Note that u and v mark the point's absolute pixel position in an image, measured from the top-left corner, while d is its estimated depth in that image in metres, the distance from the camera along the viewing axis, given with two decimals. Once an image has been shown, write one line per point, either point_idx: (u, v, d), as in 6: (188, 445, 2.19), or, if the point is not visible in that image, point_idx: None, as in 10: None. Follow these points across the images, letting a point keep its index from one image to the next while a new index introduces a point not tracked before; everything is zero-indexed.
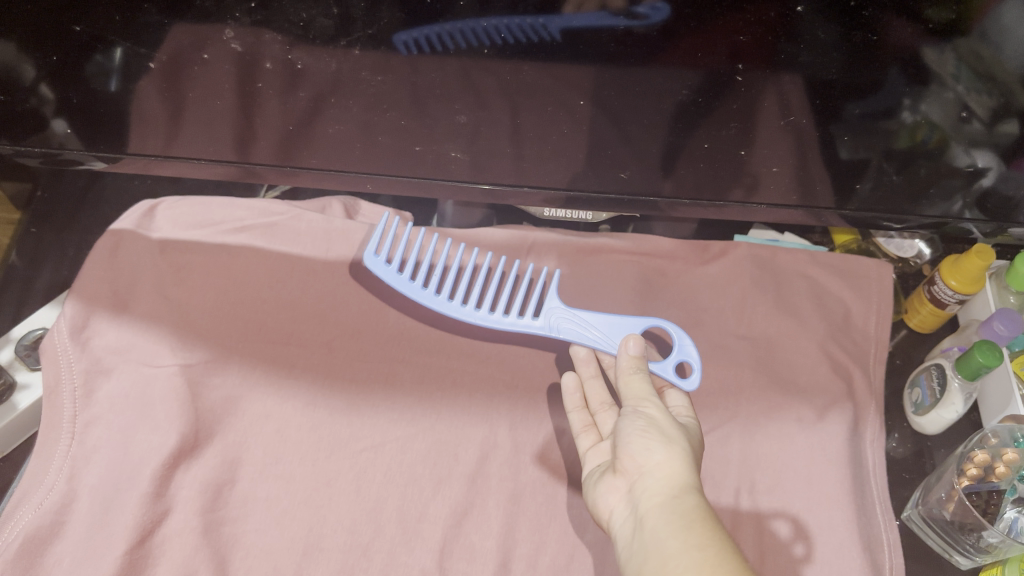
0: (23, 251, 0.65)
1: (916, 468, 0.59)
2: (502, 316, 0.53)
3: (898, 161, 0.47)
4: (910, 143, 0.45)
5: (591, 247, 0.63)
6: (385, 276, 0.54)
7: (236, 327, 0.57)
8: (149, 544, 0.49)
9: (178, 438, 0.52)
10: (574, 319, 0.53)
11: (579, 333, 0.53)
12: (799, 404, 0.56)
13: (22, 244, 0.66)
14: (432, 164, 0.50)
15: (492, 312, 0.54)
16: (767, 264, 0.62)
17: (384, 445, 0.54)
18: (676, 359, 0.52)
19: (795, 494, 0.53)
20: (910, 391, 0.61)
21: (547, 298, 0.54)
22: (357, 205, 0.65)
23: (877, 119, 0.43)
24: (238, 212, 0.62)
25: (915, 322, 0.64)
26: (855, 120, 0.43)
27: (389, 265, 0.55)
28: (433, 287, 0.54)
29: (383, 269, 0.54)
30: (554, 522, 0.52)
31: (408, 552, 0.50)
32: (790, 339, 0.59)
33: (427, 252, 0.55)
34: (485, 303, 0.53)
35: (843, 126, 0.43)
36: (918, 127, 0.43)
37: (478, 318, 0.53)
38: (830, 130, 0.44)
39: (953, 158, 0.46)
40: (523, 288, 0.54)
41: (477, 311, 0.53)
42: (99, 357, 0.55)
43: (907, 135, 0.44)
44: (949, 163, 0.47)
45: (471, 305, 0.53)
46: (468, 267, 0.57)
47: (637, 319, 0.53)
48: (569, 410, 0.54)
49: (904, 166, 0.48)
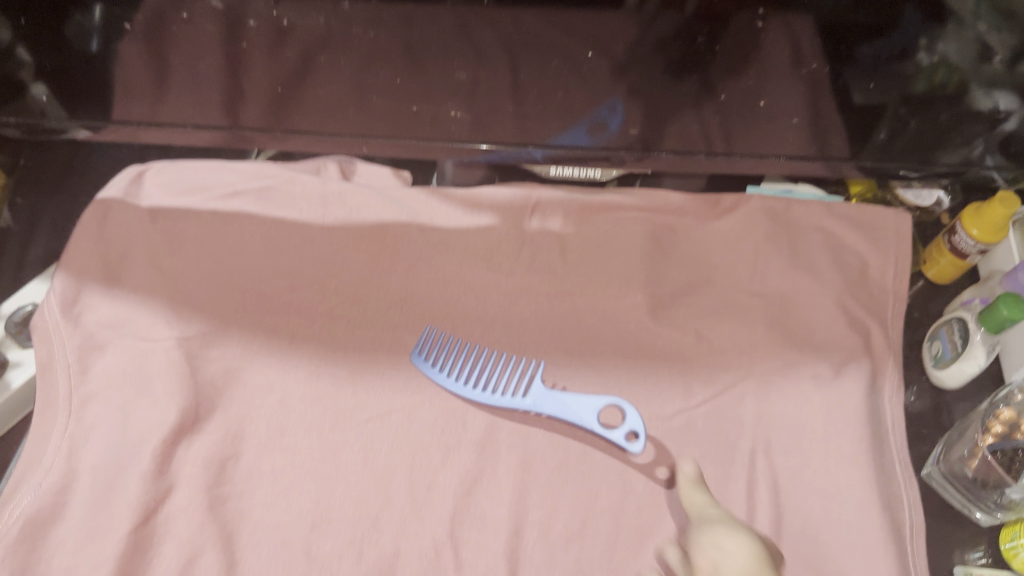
0: (20, 222, 0.64)
1: (935, 423, 0.57)
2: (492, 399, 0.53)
3: (917, 107, 0.45)
4: (928, 87, 0.43)
5: (598, 204, 0.60)
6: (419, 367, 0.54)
7: (233, 297, 0.55)
8: (154, 522, 0.48)
9: (179, 413, 0.51)
10: (559, 399, 0.52)
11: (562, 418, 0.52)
12: (814, 361, 0.55)
13: (18, 215, 0.64)
14: (431, 123, 0.46)
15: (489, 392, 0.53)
16: (781, 217, 0.60)
17: (390, 415, 0.52)
18: (625, 431, 0.51)
19: (811, 455, 0.52)
20: (929, 344, 0.59)
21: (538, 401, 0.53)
22: (352, 166, 0.63)
23: (894, 62, 0.41)
24: (229, 176, 0.60)
25: (933, 274, 0.62)
26: (871, 64, 0.41)
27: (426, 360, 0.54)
28: (456, 373, 0.54)
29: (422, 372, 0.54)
30: (567, 488, 0.51)
31: (418, 522, 0.49)
32: (807, 295, 0.57)
33: (462, 348, 0.55)
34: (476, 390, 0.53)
35: (858, 71, 0.41)
36: (936, 70, 0.41)
37: (479, 397, 0.53)
38: (844, 76, 0.42)
39: (974, 102, 0.44)
40: (515, 369, 0.54)
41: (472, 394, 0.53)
42: (94, 333, 0.54)
43: (926, 79, 0.42)
44: (969, 107, 0.45)
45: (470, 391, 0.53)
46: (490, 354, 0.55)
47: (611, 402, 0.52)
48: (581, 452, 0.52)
49: (923, 113, 0.45)
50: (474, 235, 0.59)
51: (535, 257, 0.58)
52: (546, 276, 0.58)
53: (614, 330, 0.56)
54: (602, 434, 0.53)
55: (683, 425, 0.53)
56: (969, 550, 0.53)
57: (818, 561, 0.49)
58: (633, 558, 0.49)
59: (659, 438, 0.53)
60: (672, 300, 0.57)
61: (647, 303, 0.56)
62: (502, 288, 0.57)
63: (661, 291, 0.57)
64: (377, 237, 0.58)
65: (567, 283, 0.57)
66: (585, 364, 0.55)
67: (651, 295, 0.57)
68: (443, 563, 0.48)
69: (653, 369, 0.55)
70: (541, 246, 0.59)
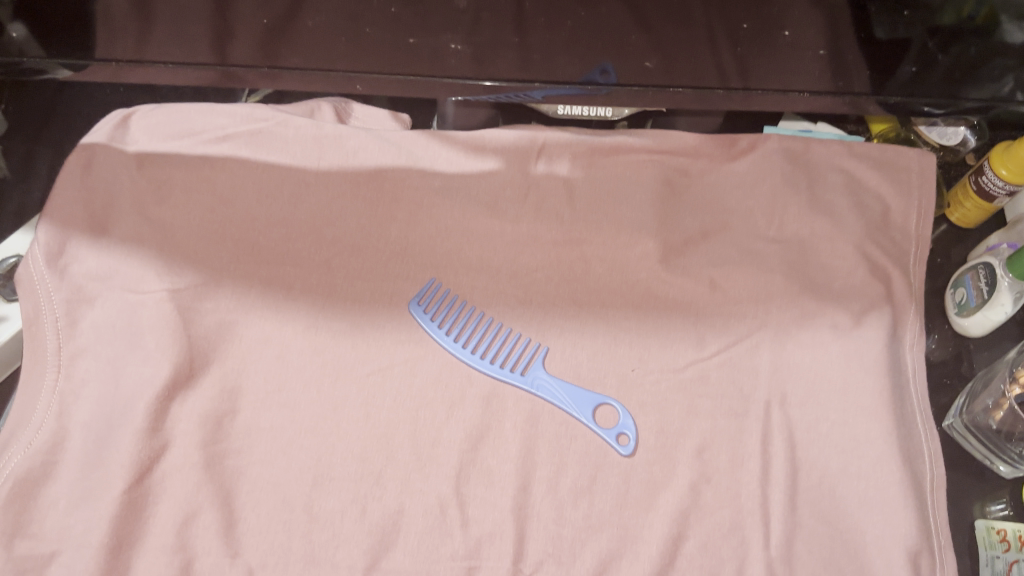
0: (13, 169, 0.63)
1: (956, 372, 0.55)
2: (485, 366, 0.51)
3: (944, 40, 0.39)
4: (956, 19, 0.38)
5: (608, 147, 0.57)
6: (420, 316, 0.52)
7: (226, 247, 0.53)
8: (149, 481, 0.47)
9: (172, 368, 0.49)
10: (560, 384, 0.51)
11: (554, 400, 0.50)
12: (834, 309, 0.52)
13: (11, 162, 0.63)
14: (429, 59, 0.41)
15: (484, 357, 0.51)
16: (800, 158, 0.57)
17: (392, 368, 0.51)
18: (617, 430, 0.49)
19: (830, 407, 0.50)
20: (952, 292, 0.57)
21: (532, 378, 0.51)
22: (348, 109, 0.61)
23: None
24: (220, 119, 0.57)
25: (957, 218, 0.59)
26: None
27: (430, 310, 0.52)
28: (456, 334, 0.51)
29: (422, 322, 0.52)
30: (576, 442, 0.49)
31: (423, 478, 0.48)
32: (827, 241, 0.54)
33: (465, 309, 0.52)
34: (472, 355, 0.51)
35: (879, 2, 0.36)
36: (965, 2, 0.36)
37: (472, 361, 0.51)
38: (866, 7, 0.37)
39: (1007, 35, 0.39)
40: (514, 343, 0.51)
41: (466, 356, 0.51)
42: (82, 285, 0.52)
43: (953, 11, 0.37)
44: (1001, 40, 0.39)
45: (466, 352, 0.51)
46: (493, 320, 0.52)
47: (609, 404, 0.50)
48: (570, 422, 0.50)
49: (950, 47, 0.40)
50: (477, 180, 0.56)
51: (542, 203, 0.56)
52: (553, 223, 0.55)
53: (625, 280, 0.54)
54: (612, 385, 0.51)
55: (696, 377, 0.51)
56: (991, 502, 0.52)
57: (836, 516, 0.48)
58: (644, 514, 0.47)
59: (672, 390, 0.51)
60: (685, 248, 0.54)
61: (658, 252, 0.54)
62: (507, 236, 0.55)
63: (673, 238, 0.55)
64: (376, 182, 0.55)
65: (575, 231, 0.55)
66: (594, 315, 0.53)
67: (662, 242, 0.54)
68: (448, 520, 0.47)
69: (666, 319, 0.52)
70: (548, 192, 0.56)
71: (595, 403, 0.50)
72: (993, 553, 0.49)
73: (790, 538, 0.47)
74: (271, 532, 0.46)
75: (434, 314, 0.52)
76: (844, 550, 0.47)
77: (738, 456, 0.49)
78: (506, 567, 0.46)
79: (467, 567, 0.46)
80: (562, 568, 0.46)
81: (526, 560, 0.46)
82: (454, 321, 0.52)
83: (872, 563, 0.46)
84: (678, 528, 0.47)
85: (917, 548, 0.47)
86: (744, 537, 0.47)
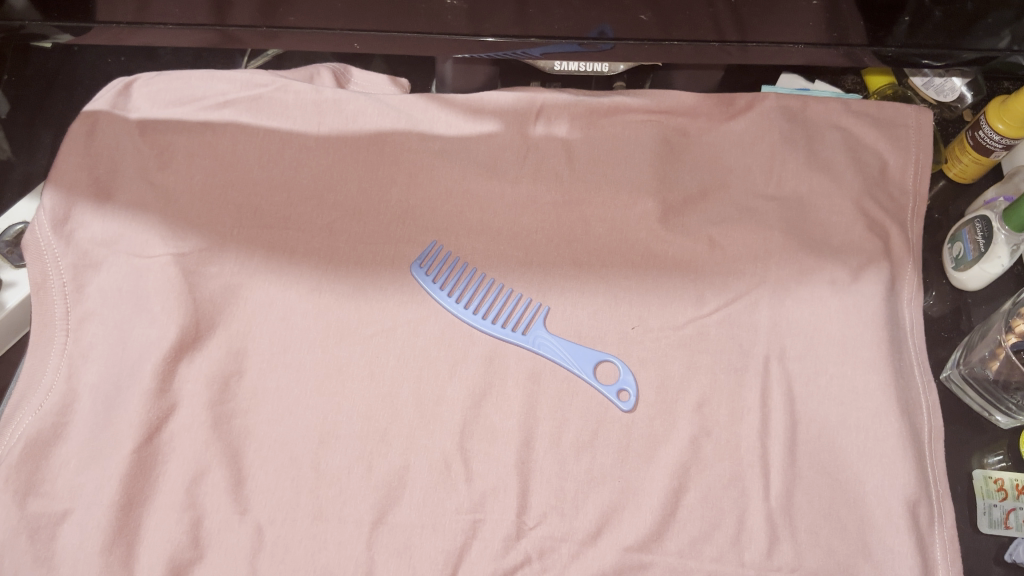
0: (17, 139, 0.64)
1: (954, 327, 0.56)
2: (487, 326, 0.51)
3: None
4: None
5: (607, 107, 0.58)
6: (421, 278, 0.52)
7: (229, 212, 0.54)
8: (158, 440, 0.48)
9: (178, 330, 0.50)
10: (561, 342, 0.51)
11: (556, 357, 0.51)
12: (833, 266, 0.53)
13: (14, 134, 0.64)
14: (426, 16, 0.41)
15: (485, 318, 0.52)
16: (798, 116, 0.57)
17: (396, 329, 0.51)
18: (618, 386, 0.50)
19: (828, 360, 0.50)
20: (950, 246, 0.57)
21: (532, 338, 0.51)
22: (347, 73, 0.61)
23: None
24: (220, 85, 0.57)
25: (954, 173, 0.60)
26: None
27: (431, 273, 0.53)
28: (458, 296, 0.52)
29: (424, 284, 0.52)
30: (577, 399, 0.50)
31: (427, 435, 0.48)
32: (825, 197, 0.55)
33: (466, 271, 0.53)
34: (474, 317, 0.51)
35: None
36: None
37: (473, 321, 0.51)
38: None
39: None
40: (516, 304, 0.52)
41: (468, 317, 0.52)
42: (87, 250, 0.53)
43: None
44: None
45: (468, 313, 0.52)
46: (494, 281, 0.53)
47: (609, 362, 0.51)
48: (572, 378, 0.50)
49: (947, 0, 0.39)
50: (476, 143, 0.56)
51: (541, 164, 0.56)
52: (552, 184, 0.55)
53: (624, 240, 0.54)
54: (611, 343, 0.51)
55: (696, 333, 0.51)
56: (989, 454, 0.53)
57: (836, 467, 0.48)
58: (644, 467, 0.48)
59: (672, 346, 0.51)
60: (684, 207, 0.55)
61: (657, 211, 0.55)
62: (507, 198, 0.55)
63: (672, 198, 0.55)
64: (376, 146, 0.56)
65: (574, 192, 0.55)
66: (594, 275, 0.53)
67: (661, 201, 0.55)
68: (453, 475, 0.47)
69: (665, 278, 0.53)
70: (547, 153, 0.56)
71: (596, 360, 0.51)
72: (990, 502, 0.50)
73: (790, 489, 0.47)
74: (280, 489, 0.47)
75: (435, 276, 0.53)
76: (844, 500, 0.47)
77: (737, 410, 0.49)
78: (509, 520, 0.47)
79: (472, 521, 0.47)
80: (564, 520, 0.47)
81: (530, 513, 0.47)
82: (455, 284, 0.52)
83: (872, 513, 0.47)
84: (679, 481, 0.48)
85: (915, 498, 0.47)
86: (744, 488, 0.48)
